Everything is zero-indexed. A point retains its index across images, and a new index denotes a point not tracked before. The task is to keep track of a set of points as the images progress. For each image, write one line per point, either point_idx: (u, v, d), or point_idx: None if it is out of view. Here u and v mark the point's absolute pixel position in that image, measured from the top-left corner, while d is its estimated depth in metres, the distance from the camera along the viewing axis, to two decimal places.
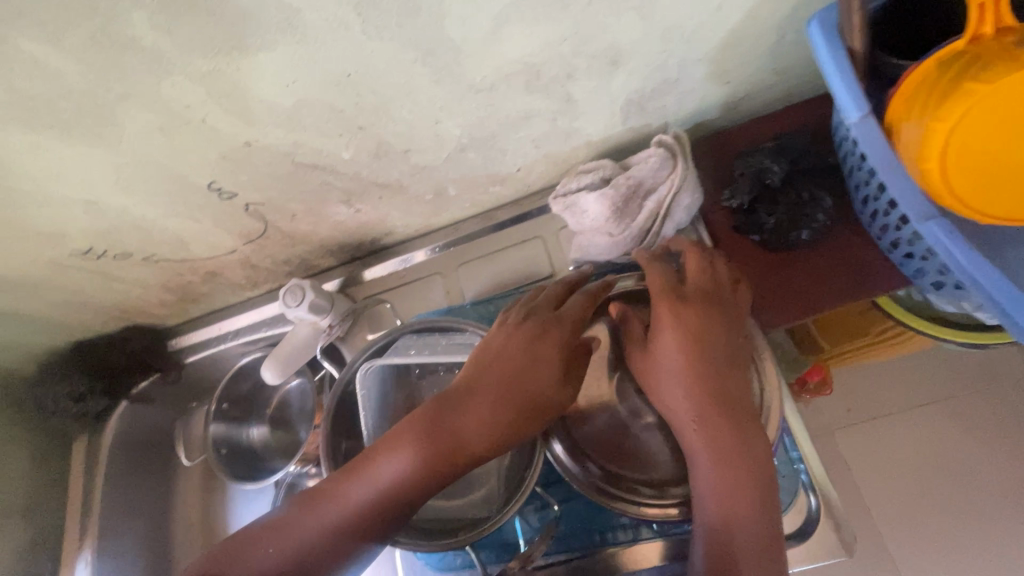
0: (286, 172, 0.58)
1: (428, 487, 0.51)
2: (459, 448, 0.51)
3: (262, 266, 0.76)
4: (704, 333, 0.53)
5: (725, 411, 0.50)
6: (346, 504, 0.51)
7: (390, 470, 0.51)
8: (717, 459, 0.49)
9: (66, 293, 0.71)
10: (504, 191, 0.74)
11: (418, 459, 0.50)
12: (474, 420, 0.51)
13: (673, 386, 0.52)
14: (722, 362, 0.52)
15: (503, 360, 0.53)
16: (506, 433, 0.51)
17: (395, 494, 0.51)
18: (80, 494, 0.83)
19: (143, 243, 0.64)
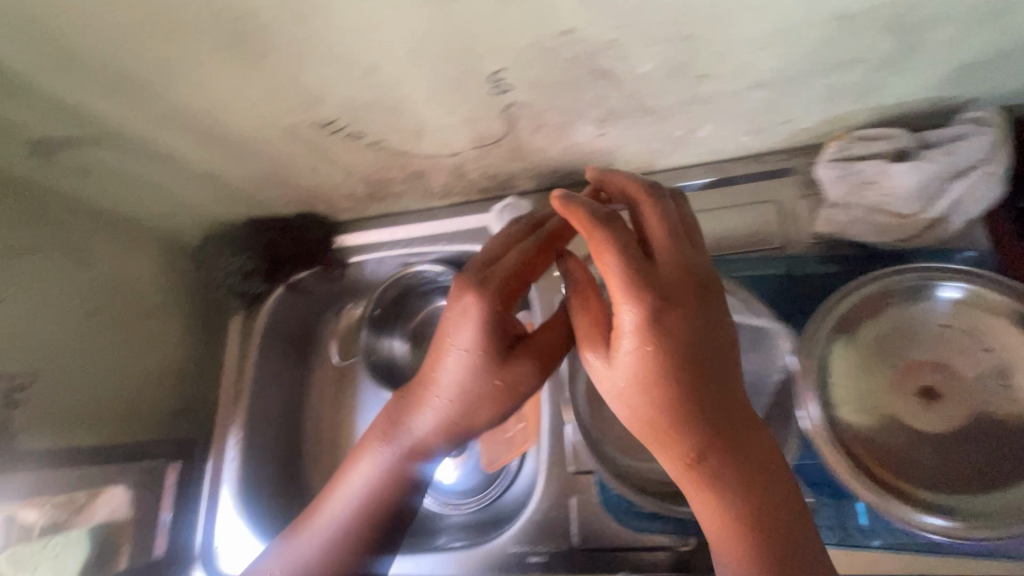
0: (573, 75, 0.52)
1: (393, 491, 0.49)
2: (418, 442, 0.49)
3: (468, 177, 0.71)
4: (658, 327, 0.40)
5: (700, 431, 0.40)
6: (330, 526, 0.49)
7: (367, 477, 0.49)
8: (711, 494, 0.40)
9: (274, 167, 0.66)
10: (753, 142, 0.66)
11: (374, 460, 0.50)
12: (426, 423, 0.49)
13: (610, 391, 0.43)
14: (688, 368, 0.40)
15: (454, 374, 0.47)
16: (452, 426, 0.49)
17: (365, 504, 0.49)
18: (232, 372, 0.81)
19: (382, 126, 0.58)
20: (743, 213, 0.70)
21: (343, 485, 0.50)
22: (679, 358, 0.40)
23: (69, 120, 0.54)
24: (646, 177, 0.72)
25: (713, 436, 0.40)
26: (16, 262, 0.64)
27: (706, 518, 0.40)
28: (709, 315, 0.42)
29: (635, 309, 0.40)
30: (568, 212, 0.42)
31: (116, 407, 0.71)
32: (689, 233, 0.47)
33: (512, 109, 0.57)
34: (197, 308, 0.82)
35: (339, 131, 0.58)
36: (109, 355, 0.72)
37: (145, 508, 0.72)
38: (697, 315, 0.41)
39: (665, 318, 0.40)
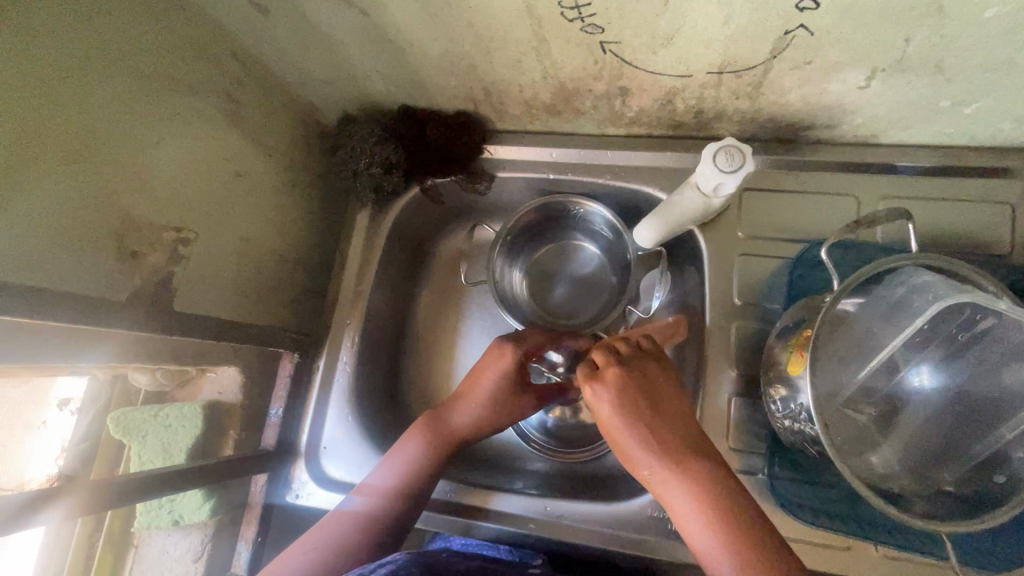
0: (899, 3, 0.43)
1: (439, 462, 0.64)
2: (449, 430, 0.65)
3: (672, 106, 0.62)
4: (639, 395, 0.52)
5: (659, 450, 0.49)
6: (381, 481, 0.63)
7: (404, 456, 0.64)
8: (695, 492, 0.47)
9: (470, 52, 0.57)
10: (1011, 132, 0.58)
11: (427, 438, 0.64)
12: (462, 417, 0.65)
13: (626, 441, 0.51)
14: (673, 439, 0.50)
15: (470, 392, 0.65)
16: (485, 418, 0.65)
17: (425, 467, 0.64)
18: (351, 270, 0.75)
19: (632, 26, 0.49)
20: (967, 209, 0.62)
21: (404, 449, 0.63)
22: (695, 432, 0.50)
23: None
24: (863, 147, 0.64)
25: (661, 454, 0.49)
26: (183, 100, 0.54)
27: (688, 516, 0.47)
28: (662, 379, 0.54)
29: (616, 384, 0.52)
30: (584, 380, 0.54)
31: (251, 283, 0.65)
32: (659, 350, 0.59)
33: (794, 35, 0.48)
34: (320, 192, 0.75)
35: (580, 18, 0.49)
36: (247, 230, 0.64)
37: (256, 398, 0.67)
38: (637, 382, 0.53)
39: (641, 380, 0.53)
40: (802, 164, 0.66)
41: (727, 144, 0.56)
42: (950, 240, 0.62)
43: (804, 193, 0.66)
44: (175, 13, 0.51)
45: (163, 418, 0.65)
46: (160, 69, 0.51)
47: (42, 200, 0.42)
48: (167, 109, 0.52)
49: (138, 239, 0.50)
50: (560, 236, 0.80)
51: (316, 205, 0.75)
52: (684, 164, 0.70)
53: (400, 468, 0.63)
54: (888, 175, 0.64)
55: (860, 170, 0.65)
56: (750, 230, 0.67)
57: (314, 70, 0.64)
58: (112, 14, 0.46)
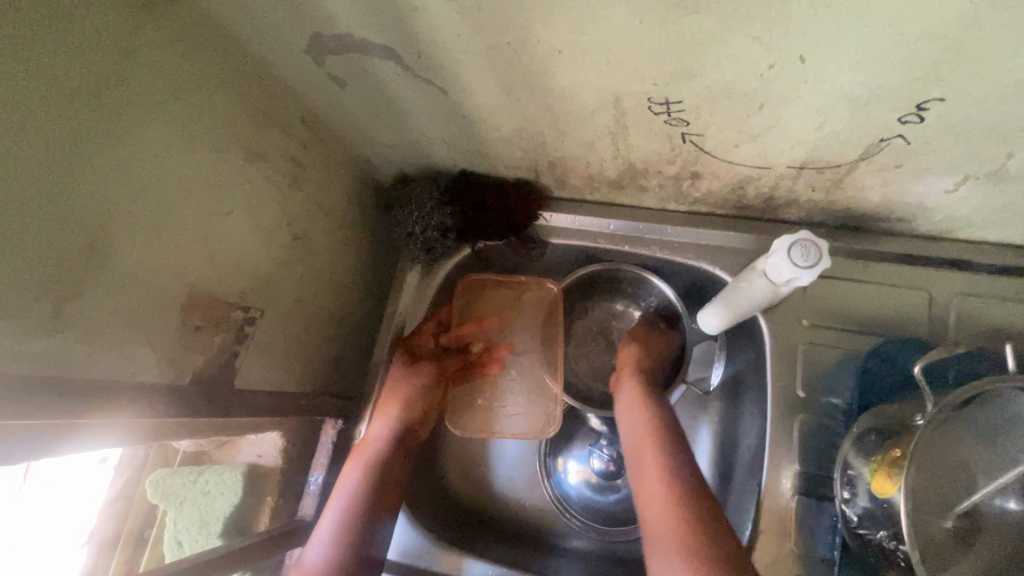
0: (1008, 123, 0.42)
1: (384, 479, 0.63)
2: (377, 447, 0.65)
3: (742, 191, 0.61)
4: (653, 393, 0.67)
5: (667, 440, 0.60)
6: (325, 521, 0.59)
7: (346, 483, 0.61)
8: (672, 513, 0.52)
9: (544, 131, 0.56)
10: None
11: (364, 461, 0.63)
12: (382, 417, 0.67)
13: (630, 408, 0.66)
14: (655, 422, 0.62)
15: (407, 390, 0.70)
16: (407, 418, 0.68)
17: (368, 488, 0.61)
18: (399, 330, 0.74)
19: (721, 124, 0.48)
20: None
21: (342, 479, 0.61)
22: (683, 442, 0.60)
23: (384, 25, 0.44)
24: (937, 242, 0.62)
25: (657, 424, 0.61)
26: (254, 170, 0.53)
27: (661, 533, 0.51)
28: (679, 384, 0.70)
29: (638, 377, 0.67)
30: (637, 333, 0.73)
31: (300, 347, 0.63)
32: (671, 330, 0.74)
33: (889, 142, 0.46)
34: (371, 250, 0.74)
35: (667, 112, 0.48)
36: (302, 294, 0.62)
37: (296, 465, 0.65)
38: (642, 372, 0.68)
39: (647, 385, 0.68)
40: (873, 253, 0.64)
41: (804, 238, 0.55)
42: None
43: (871, 284, 0.64)
44: (254, 86, 0.51)
45: (204, 483, 0.63)
46: (235, 138, 0.50)
47: (118, 286, 0.41)
48: (240, 180, 0.51)
49: (203, 315, 0.49)
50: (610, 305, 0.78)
51: (367, 263, 0.74)
52: (746, 244, 0.69)
53: (343, 500, 0.60)
54: (962, 270, 0.63)
55: (931, 264, 0.63)
56: (815, 318, 0.65)
57: (379, 135, 0.63)
58: (196, 91, 0.45)
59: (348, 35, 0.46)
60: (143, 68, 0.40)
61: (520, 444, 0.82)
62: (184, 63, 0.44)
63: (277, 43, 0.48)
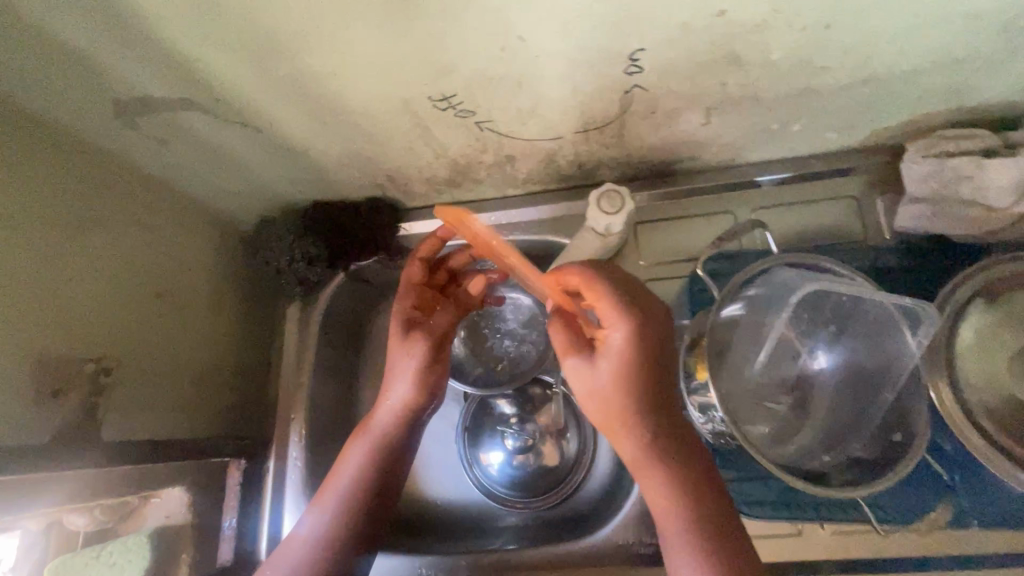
0: (701, 61, 0.52)
1: (381, 475, 0.64)
2: (381, 436, 0.64)
3: (557, 163, 0.70)
4: (644, 387, 0.51)
5: (660, 438, 0.52)
6: (320, 515, 0.61)
7: (348, 469, 0.63)
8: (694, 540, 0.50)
9: (365, 147, 0.63)
10: (836, 139, 0.68)
11: (368, 448, 0.64)
12: (390, 397, 0.65)
13: (586, 384, 0.53)
14: (655, 408, 0.52)
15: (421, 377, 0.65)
16: (414, 410, 0.65)
17: (365, 480, 0.63)
18: (291, 361, 0.78)
19: (500, 106, 0.57)
20: (819, 207, 0.72)
21: (344, 463, 0.63)
22: (655, 398, 0.52)
23: (178, 80, 0.50)
24: (726, 170, 0.73)
25: (629, 421, 0.52)
26: (97, 237, 0.56)
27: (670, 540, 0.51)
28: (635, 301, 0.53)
29: (607, 367, 0.52)
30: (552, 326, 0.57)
31: (182, 397, 0.65)
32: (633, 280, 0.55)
33: (632, 93, 0.56)
34: (249, 294, 0.77)
35: (451, 107, 0.56)
36: (175, 346, 0.65)
37: (206, 514, 0.66)
38: (637, 375, 0.51)
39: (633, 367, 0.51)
40: (680, 192, 0.75)
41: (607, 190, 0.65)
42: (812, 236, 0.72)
43: (686, 218, 0.75)
44: (78, 160, 0.54)
45: (105, 557, 0.58)
46: (66, 212, 0.53)
47: None
48: (82, 249, 0.54)
49: (58, 377, 0.51)
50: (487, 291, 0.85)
51: (246, 307, 0.77)
52: (580, 209, 0.78)
53: (346, 492, 0.62)
54: (752, 189, 0.74)
55: (728, 189, 0.74)
56: (648, 256, 0.74)
57: (222, 185, 0.67)
58: (11, 172, 0.48)
59: (146, 96, 0.51)
60: None
61: (442, 443, 0.86)
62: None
63: (88, 117, 0.52)
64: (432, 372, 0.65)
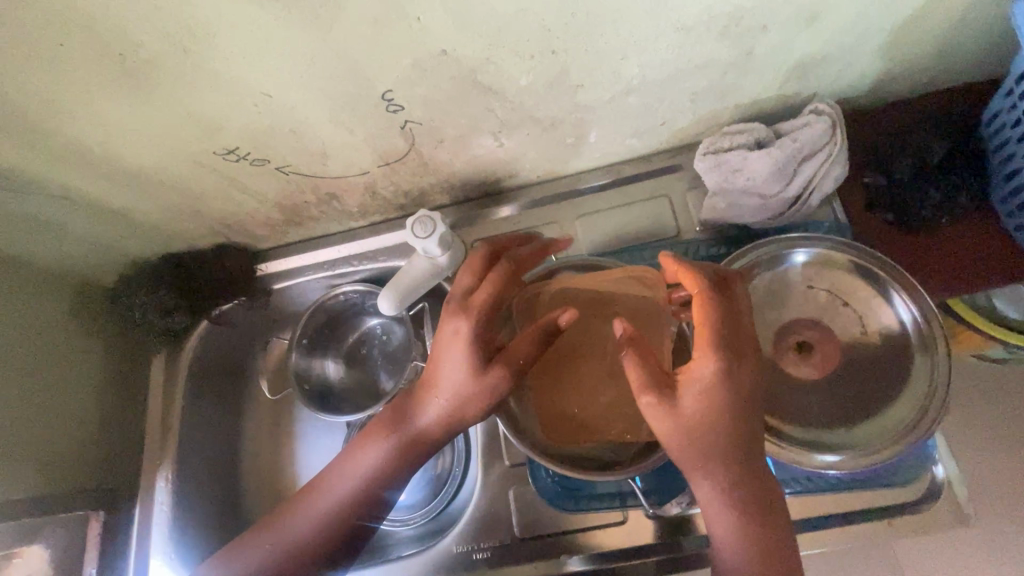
0: (456, 93, 0.56)
1: (400, 465, 0.62)
2: (416, 432, 0.61)
3: (382, 195, 0.74)
4: (711, 416, 0.49)
5: (735, 453, 0.49)
6: (309, 517, 0.62)
7: (368, 459, 0.62)
8: (742, 553, 0.49)
9: (184, 201, 0.67)
10: (638, 144, 0.73)
11: (387, 442, 0.62)
12: (433, 412, 0.59)
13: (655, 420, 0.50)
14: (727, 433, 0.49)
15: (465, 399, 0.57)
16: (460, 416, 0.59)
17: (376, 475, 0.62)
18: (161, 408, 0.81)
19: (289, 151, 0.61)
20: (638, 207, 0.77)
21: (368, 450, 0.62)
22: (729, 429, 0.49)
23: None
24: (548, 182, 0.78)
25: (735, 448, 0.49)
26: None
27: (724, 546, 0.50)
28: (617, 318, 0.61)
29: (688, 395, 0.49)
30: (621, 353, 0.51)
31: (33, 456, 0.68)
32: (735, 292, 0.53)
33: (410, 127, 0.61)
34: (114, 350, 0.80)
35: (243, 158, 0.60)
36: (22, 412, 0.68)
37: (70, 566, 0.69)
38: (698, 390, 0.49)
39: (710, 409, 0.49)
40: (510, 208, 0.79)
41: (419, 216, 0.68)
42: (633, 236, 0.76)
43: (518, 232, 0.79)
44: None
45: None
46: None
47: None
48: None
49: None
50: (354, 320, 0.88)
51: (111, 362, 0.79)
52: None
53: (351, 477, 0.62)
54: (576, 197, 0.78)
55: (555, 199, 0.79)
56: None
57: (59, 250, 0.70)
58: None
59: None
60: None
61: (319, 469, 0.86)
62: None
63: None
64: (481, 404, 0.57)
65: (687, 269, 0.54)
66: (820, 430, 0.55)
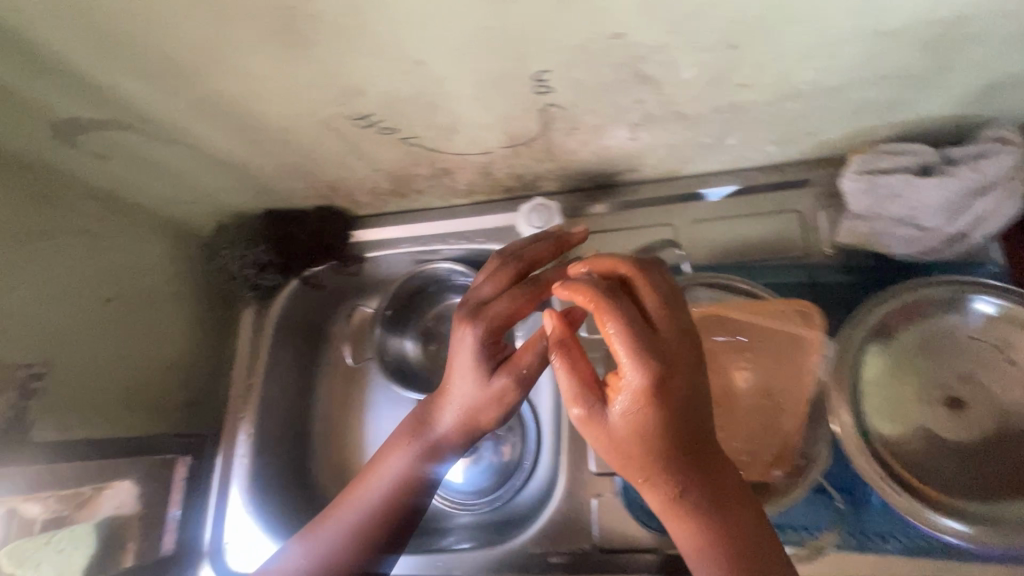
0: (611, 79, 0.52)
1: (423, 473, 0.60)
2: (438, 437, 0.60)
3: (494, 175, 0.70)
4: (622, 429, 0.43)
5: (699, 484, 0.43)
6: (337, 527, 0.59)
7: (395, 467, 0.60)
8: None
9: (300, 160, 0.65)
10: (777, 152, 0.67)
11: (410, 450, 0.60)
12: (450, 415, 0.59)
13: (600, 433, 0.45)
14: (660, 454, 0.42)
15: (479, 406, 0.58)
16: (472, 417, 0.58)
17: (399, 484, 0.60)
18: (246, 362, 0.81)
19: (420, 122, 0.58)
20: (763, 220, 0.71)
21: (389, 461, 0.60)
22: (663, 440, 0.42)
23: (99, 103, 0.52)
24: (668, 182, 0.73)
25: (655, 462, 0.43)
26: (32, 249, 0.60)
27: None
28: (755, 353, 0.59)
29: (622, 408, 0.43)
30: (559, 351, 0.49)
31: (129, 396, 0.69)
32: (677, 294, 0.47)
33: (550, 110, 0.57)
34: (206, 299, 0.81)
35: (373, 124, 0.58)
36: (122, 350, 0.69)
37: (154, 505, 0.71)
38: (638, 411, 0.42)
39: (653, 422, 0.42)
40: (621, 204, 0.75)
41: None
42: (753, 250, 0.71)
43: (628, 230, 0.74)
44: (17, 176, 0.58)
45: (56, 544, 0.62)
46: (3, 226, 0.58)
47: None
48: (14, 261, 0.59)
49: None
50: (439, 298, 0.86)
51: (203, 309, 0.80)
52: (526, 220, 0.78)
53: (376, 484, 0.60)
54: (695, 201, 0.73)
55: (672, 201, 0.74)
56: None
57: (170, 195, 0.70)
58: None
59: (75, 117, 0.54)
60: None
61: None
62: None
63: (23, 135, 0.55)
64: (491, 407, 0.58)
65: (577, 285, 0.46)
66: (964, 497, 0.51)
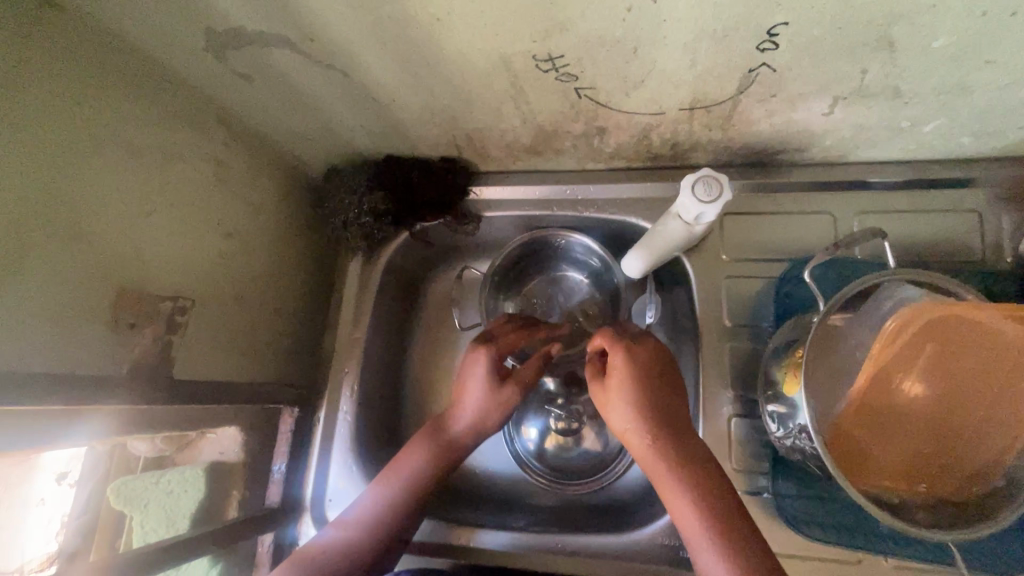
0: (850, 41, 0.46)
1: (444, 467, 0.63)
2: (453, 436, 0.63)
3: (650, 141, 0.65)
4: (627, 396, 0.53)
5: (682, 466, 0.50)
6: (365, 517, 0.60)
7: (410, 463, 0.62)
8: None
9: (451, 103, 0.59)
10: (971, 145, 0.61)
11: (428, 444, 0.63)
12: (461, 414, 0.63)
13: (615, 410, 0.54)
14: (674, 447, 0.51)
15: (490, 403, 0.62)
16: (480, 412, 0.63)
17: (426, 474, 0.62)
18: (349, 315, 0.77)
19: (606, 72, 0.52)
20: (937, 218, 0.65)
21: (409, 454, 0.62)
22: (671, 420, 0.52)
23: (269, 13, 0.46)
24: (835, 166, 0.67)
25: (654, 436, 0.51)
26: (174, 169, 0.55)
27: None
28: (965, 355, 0.47)
29: (615, 380, 0.54)
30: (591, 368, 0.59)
31: (246, 339, 0.66)
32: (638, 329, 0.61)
33: (758, 72, 0.50)
34: (313, 244, 0.77)
35: (554, 69, 0.52)
36: (241, 290, 0.64)
37: (257, 455, 0.68)
38: (640, 381, 0.53)
39: (641, 377, 0.53)
40: (776, 186, 0.69)
41: (705, 174, 0.58)
42: (922, 249, 0.65)
43: (782, 214, 0.69)
44: (160, 88, 0.52)
45: (165, 484, 0.64)
46: (151, 142, 0.52)
47: (36, 279, 0.43)
48: (160, 179, 0.53)
49: (134, 310, 0.51)
50: (550, 267, 0.82)
51: (309, 254, 0.76)
52: (664, 192, 0.73)
53: (394, 476, 0.62)
54: (860, 190, 0.67)
55: (834, 187, 0.68)
56: (731, 251, 0.69)
57: (298, 128, 0.65)
58: (97, 97, 0.47)
59: (238, 28, 0.48)
60: (35, 74, 0.42)
61: None
62: (77, 73, 0.45)
63: (174, 44, 0.50)
64: (495, 400, 0.62)
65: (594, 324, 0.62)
66: None
